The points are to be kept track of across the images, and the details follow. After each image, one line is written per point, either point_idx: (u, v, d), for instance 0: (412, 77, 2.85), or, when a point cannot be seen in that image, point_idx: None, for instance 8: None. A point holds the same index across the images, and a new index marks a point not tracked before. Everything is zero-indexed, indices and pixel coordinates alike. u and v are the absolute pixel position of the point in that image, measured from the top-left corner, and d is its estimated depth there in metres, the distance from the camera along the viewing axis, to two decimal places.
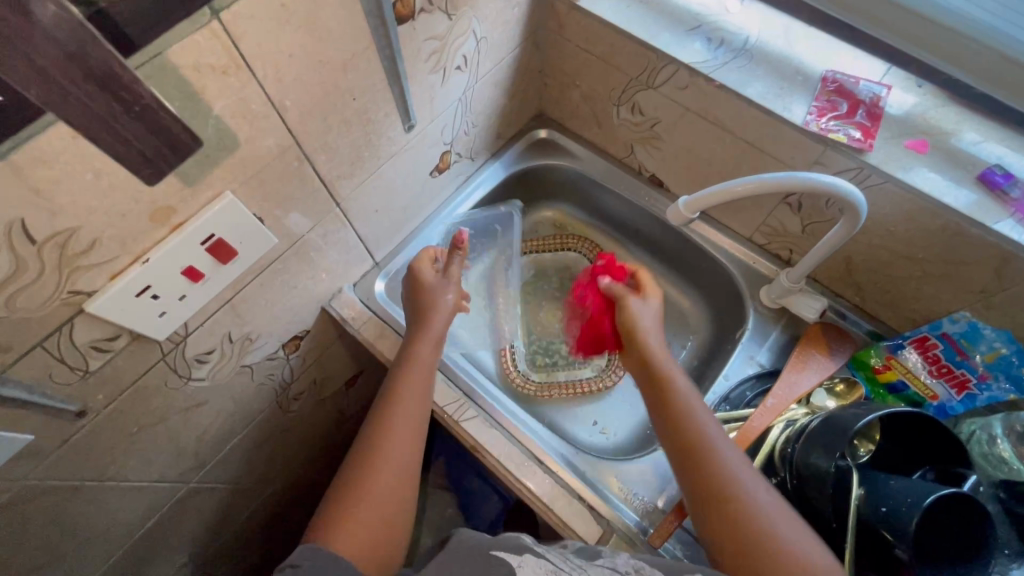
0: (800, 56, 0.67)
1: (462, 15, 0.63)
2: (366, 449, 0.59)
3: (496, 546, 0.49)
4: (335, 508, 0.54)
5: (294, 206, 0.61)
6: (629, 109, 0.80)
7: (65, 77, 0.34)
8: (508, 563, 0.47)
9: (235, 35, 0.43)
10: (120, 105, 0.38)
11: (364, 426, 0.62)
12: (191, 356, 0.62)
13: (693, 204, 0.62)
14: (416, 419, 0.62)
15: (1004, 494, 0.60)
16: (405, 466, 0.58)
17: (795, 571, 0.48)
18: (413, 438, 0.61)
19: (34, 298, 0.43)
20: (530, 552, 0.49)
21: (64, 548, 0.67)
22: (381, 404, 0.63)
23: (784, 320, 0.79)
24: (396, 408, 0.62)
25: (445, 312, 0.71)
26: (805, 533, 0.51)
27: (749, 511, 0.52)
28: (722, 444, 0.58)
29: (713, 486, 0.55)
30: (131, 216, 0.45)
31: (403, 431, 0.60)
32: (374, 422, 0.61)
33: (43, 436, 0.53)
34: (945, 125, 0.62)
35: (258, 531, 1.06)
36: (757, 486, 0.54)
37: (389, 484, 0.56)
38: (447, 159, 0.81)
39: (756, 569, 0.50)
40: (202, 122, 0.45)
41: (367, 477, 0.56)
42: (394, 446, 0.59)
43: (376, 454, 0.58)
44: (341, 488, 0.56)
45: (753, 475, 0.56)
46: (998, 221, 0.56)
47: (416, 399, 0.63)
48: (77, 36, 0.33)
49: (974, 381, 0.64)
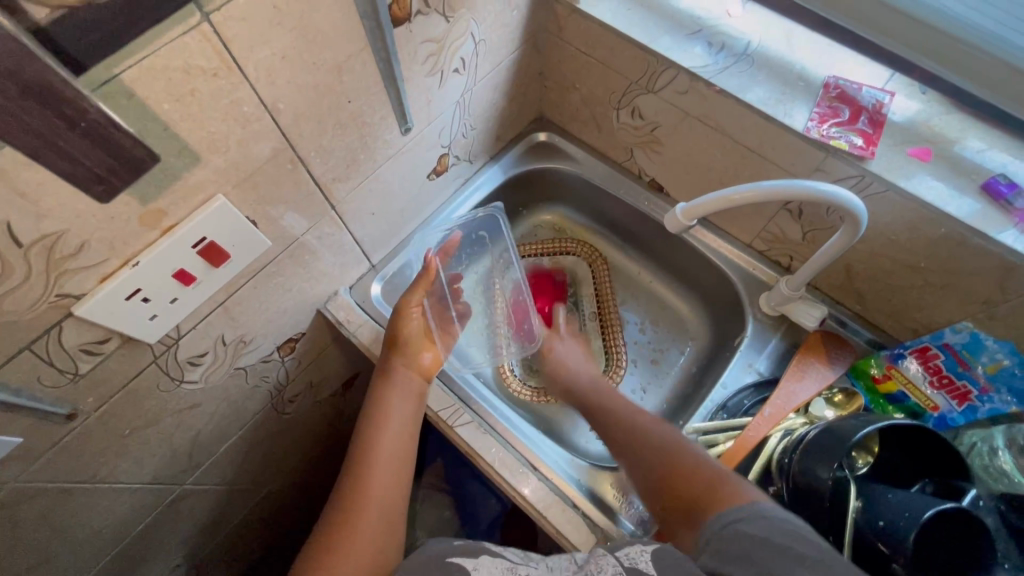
0: (801, 62, 0.66)
1: (460, 17, 0.63)
2: (346, 497, 0.58)
3: (451, 552, 0.47)
4: (318, 556, 0.53)
5: (288, 209, 0.60)
6: (629, 113, 0.79)
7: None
8: (464, 568, 0.46)
9: (225, 38, 0.42)
10: (65, 121, 0.36)
11: (343, 475, 0.62)
12: (184, 359, 0.62)
13: (691, 211, 0.61)
14: (393, 461, 0.62)
15: (1004, 506, 0.60)
16: (385, 494, 0.59)
17: (691, 470, 0.56)
18: (394, 482, 0.61)
19: (22, 301, 0.42)
20: (484, 553, 0.48)
21: (55, 549, 0.67)
22: (358, 452, 0.63)
23: (784, 327, 0.78)
24: (373, 443, 0.63)
25: (412, 337, 0.72)
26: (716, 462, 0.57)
27: (663, 455, 0.60)
28: (639, 418, 0.68)
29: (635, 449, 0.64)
30: (120, 219, 0.45)
31: (381, 475, 0.60)
32: (352, 470, 0.61)
33: (32, 438, 0.53)
34: (948, 133, 0.61)
35: (254, 532, 1.05)
36: (671, 437, 0.63)
37: (372, 528, 0.56)
38: (445, 161, 0.80)
39: (666, 478, 0.58)
40: (191, 123, 0.44)
41: (349, 522, 0.56)
42: (373, 491, 0.59)
43: (357, 502, 0.58)
44: (323, 538, 0.56)
45: (666, 430, 0.65)
46: (1001, 232, 0.55)
47: (390, 442, 0.64)
48: (10, 52, 0.31)
49: (976, 393, 0.63)
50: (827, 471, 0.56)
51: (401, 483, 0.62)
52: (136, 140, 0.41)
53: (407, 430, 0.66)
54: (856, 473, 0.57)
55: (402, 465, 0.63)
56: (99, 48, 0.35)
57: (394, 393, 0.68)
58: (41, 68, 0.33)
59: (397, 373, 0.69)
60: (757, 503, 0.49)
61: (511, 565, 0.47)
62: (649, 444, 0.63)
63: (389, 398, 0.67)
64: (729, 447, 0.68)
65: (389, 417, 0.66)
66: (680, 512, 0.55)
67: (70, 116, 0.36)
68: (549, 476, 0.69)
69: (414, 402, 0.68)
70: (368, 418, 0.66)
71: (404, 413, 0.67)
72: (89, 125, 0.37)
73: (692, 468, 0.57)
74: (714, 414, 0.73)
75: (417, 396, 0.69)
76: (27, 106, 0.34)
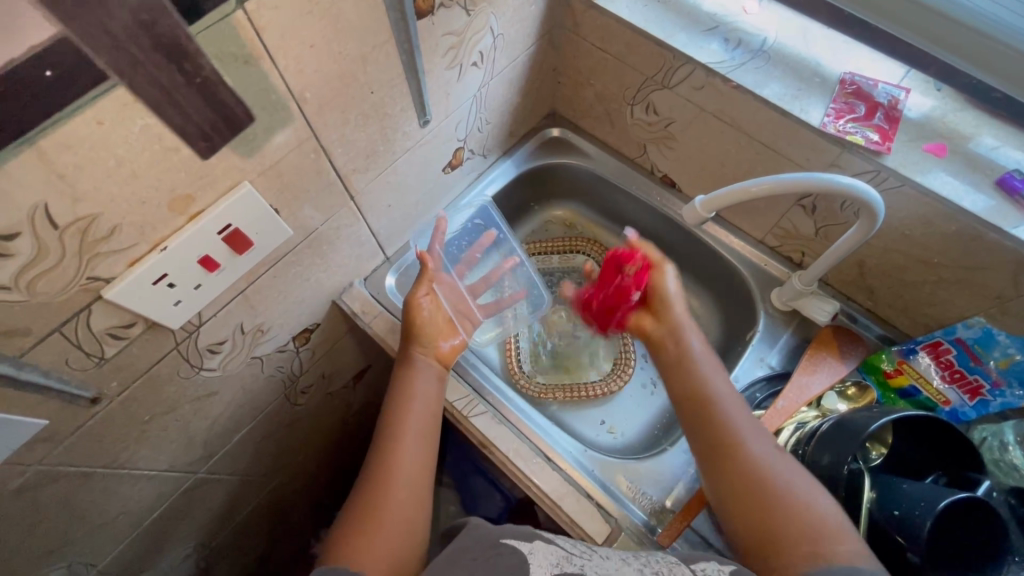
0: (817, 58, 0.67)
1: (481, 11, 0.64)
2: (371, 478, 0.60)
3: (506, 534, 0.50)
4: (348, 538, 0.55)
5: (309, 199, 0.61)
6: (643, 108, 0.80)
7: (136, 45, 0.36)
8: (519, 550, 0.48)
9: (259, 26, 0.43)
10: (183, 77, 0.40)
11: (370, 455, 0.63)
12: (204, 346, 0.62)
13: (709, 203, 0.62)
14: (418, 438, 0.63)
15: (1014, 500, 0.61)
16: (412, 476, 0.60)
17: (787, 505, 0.52)
18: (418, 463, 0.62)
19: (55, 283, 0.43)
20: (538, 539, 0.51)
21: (73, 534, 0.67)
22: (383, 431, 0.64)
23: (795, 322, 0.79)
24: (401, 420, 0.64)
25: (427, 323, 0.71)
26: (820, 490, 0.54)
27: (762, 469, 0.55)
28: (735, 407, 0.61)
29: (725, 447, 0.58)
30: (151, 203, 0.45)
31: (406, 455, 0.61)
32: (377, 450, 0.63)
33: (57, 422, 0.54)
34: (963, 129, 0.62)
35: (263, 524, 1.06)
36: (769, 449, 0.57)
37: (400, 508, 0.57)
38: (460, 155, 0.81)
39: (758, 503, 0.54)
40: (227, 113, 0.45)
41: (377, 504, 0.57)
42: (398, 473, 0.60)
43: (383, 480, 0.59)
44: (352, 518, 0.57)
45: (765, 437, 0.58)
46: (1017, 227, 0.56)
47: (414, 421, 0.64)
48: (151, 8, 0.35)
49: (988, 387, 0.64)
50: (840, 463, 0.57)
51: (426, 463, 0.62)
52: (172, 126, 0.42)
53: (430, 412, 0.66)
54: (869, 464, 0.58)
55: (428, 441, 0.64)
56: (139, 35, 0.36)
57: (415, 376, 0.68)
58: (171, 24, 0.37)
59: (415, 356, 0.70)
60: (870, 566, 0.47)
61: (567, 554, 0.49)
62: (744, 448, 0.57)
63: (411, 378, 0.68)
64: None
65: (411, 397, 0.66)
66: (773, 539, 0.52)
67: (189, 72, 0.40)
68: (563, 466, 0.70)
69: (436, 383, 0.69)
70: (393, 397, 0.67)
71: (427, 392, 0.67)
72: (202, 82, 0.41)
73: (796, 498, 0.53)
74: None
75: (438, 374, 0.70)
76: (153, 58, 0.37)
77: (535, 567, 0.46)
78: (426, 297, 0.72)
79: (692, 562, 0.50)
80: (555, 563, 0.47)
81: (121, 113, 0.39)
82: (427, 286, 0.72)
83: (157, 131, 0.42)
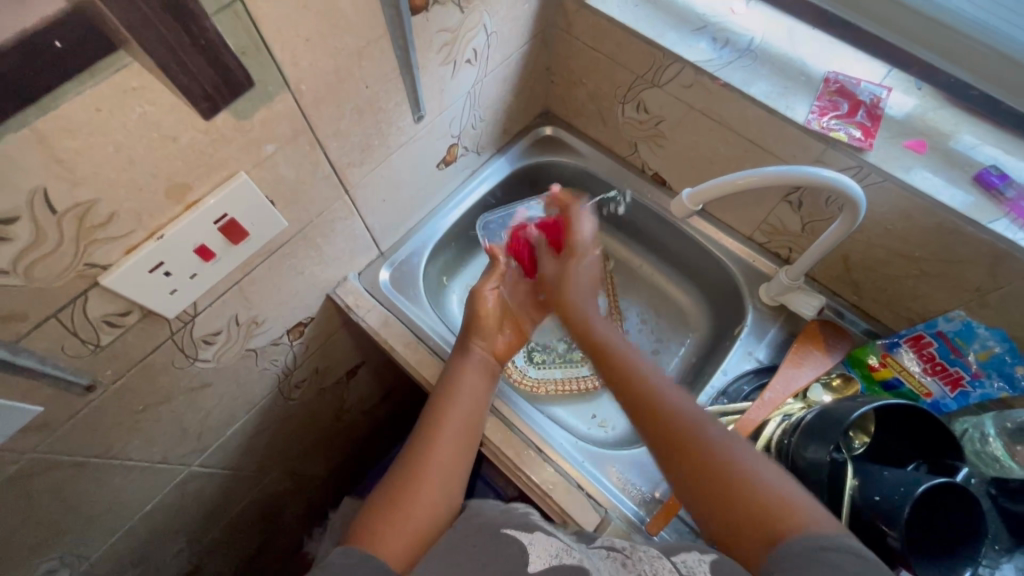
0: (803, 58, 0.68)
1: (474, 8, 0.65)
2: (408, 464, 0.60)
3: (507, 525, 0.52)
4: (375, 518, 0.55)
5: (304, 192, 0.62)
6: (634, 107, 0.81)
7: (146, 4, 0.37)
8: (520, 541, 0.49)
9: (256, 17, 0.44)
10: (189, 38, 0.40)
11: (408, 443, 0.64)
12: (199, 337, 0.63)
13: (696, 196, 0.63)
14: (462, 432, 0.64)
15: (995, 490, 0.63)
16: (451, 469, 0.61)
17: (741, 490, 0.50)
18: (453, 454, 0.62)
19: (52, 268, 0.44)
20: (540, 530, 0.52)
21: (65, 525, 0.67)
22: (425, 421, 0.65)
23: (782, 317, 0.80)
24: (446, 411, 0.65)
25: (490, 315, 0.75)
26: (766, 465, 0.52)
27: (715, 451, 0.53)
28: (677, 394, 0.59)
29: (676, 434, 0.55)
30: (149, 190, 0.46)
31: (443, 446, 0.62)
32: (415, 439, 0.64)
33: (52, 408, 0.54)
34: (943, 127, 0.64)
35: (255, 520, 1.06)
36: (717, 430, 0.55)
37: (432, 494, 0.58)
38: (454, 151, 0.82)
39: (712, 493, 0.51)
40: (222, 97, 0.46)
41: (410, 488, 0.58)
42: (434, 461, 0.61)
43: (418, 467, 0.60)
44: (381, 499, 0.58)
45: (716, 422, 0.57)
46: (993, 221, 0.58)
47: (459, 416, 0.65)
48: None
49: (967, 379, 0.66)
50: (823, 451, 0.58)
51: (461, 455, 0.63)
52: (168, 112, 0.43)
53: (477, 406, 0.67)
54: (852, 453, 0.59)
55: (470, 437, 0.65)
56: (139, 23, 0.37)
57: (465, 368, 0.70)
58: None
59: (472, 348, 0.72)
60: (840, 534, 0.44)
61: (566, 546, 0.49)
62: (694, 433, 0.55)
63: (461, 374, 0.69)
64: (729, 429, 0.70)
65: (457, 391, 0.67)
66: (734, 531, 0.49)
67: (194, 34, 0.40)
68: (555, 457, 0.71)
69: (484, 382, 0.70)
70: (439, 392, 0.68)
71: (473, 392, 0.68)
72: (207, 44, 0.42)
73: (748, 475, 0.51)
74: (714, 399, 0.76)
75: (485, 369, 0.71)
76: (162, 19, 0.38)
77: (534, 556, 0.47)
78: (490, 291, 0.76)
79: (673, 555, 0.49)
80: (554, 554, 0.48)
81: (120, 99, 0.40)
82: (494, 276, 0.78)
83: (154, 118, 0.43)
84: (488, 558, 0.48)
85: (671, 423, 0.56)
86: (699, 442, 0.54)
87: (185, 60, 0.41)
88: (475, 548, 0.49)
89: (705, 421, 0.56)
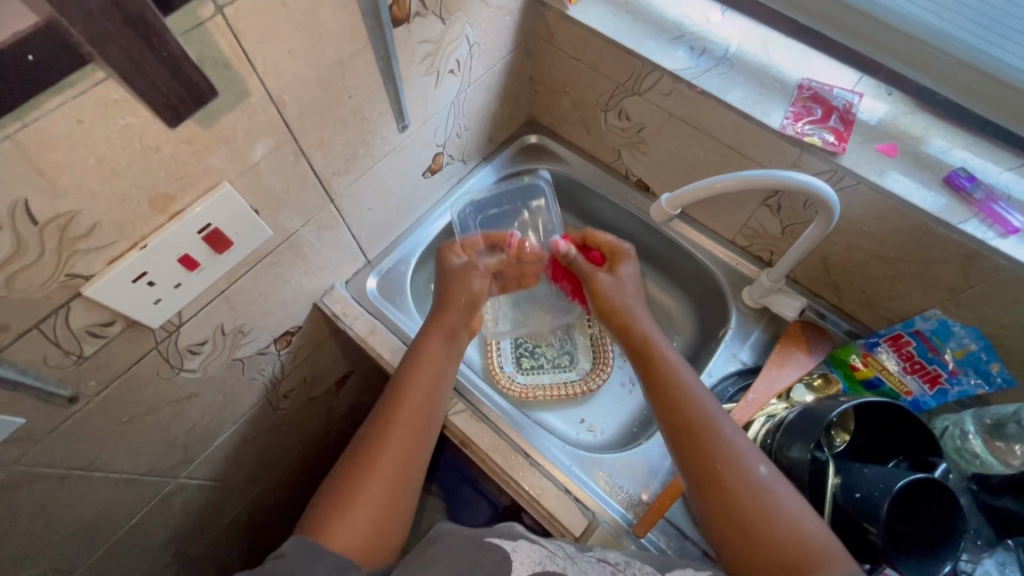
0: (777, 66, 0.70)
1: (456, 20, 0.66)
2: (365, 448, 0.60)
3: (490, 533, 0.52)
4: (333, 504, 0.56)
5: (288, 202, 0.62)
6: (616, 115, 0.83)
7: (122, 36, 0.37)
8: (502, 549, 0.50)
9: (237, 30, 0.45)
10: (150, 50, 0.39)
11: (371, 419, 0.63)
12: (184, 347, 0.63)
13: (676, 201, 0.64)
14: (417, 420, 0.62)
15: (977, 486, 0.65)
16: (406, 462, 0.60)
17: (752, 496, 0.54)
18: (411, 444, 0.61)
19: (34, 279, 0.44)
20: (523, 538, 0.53)
21: (47, 540, 0.66)
22: (388, 399, 0.64)
23: (766, 319, 0.81)
24: (405, 396, 0.63)
25: (469, 298, 0.72)
26: (792, 492, 0.54)
27: (735, 459, 0.57)
28: (704, 398, 0.62)
29: (714, 471, 0.56)
30: (131, 201, 0.47)
31: (400, 434, 0.61)
32: (376, 420, 0.62)
33: (35, 420, 0.54)
34: (914, 131, 0.66)
35: (243, 533, 1.05)
36: (730, 429, 0.59)
37: (389, 474, 0.58)
38: (440, 160, 0.83)
39: (728, 495, 0.55)
40: (188, 105, 0.44)
41: (367, 479, 0.57)
42: (391, 448, 0.59)
43: (374, 450, 0.59)
44: (337, 485, 0.58)
45: (755, 451, 0.58)
46: (964, 222, 0.59)
47: (417, 404, 0.63)
48: None
49: (946, 376, 0.67)
50: (805, 449, 0.59)
51: (420, 443, 0.62)
52: (148, 122, 0.43)
53: (434, 393, 0.65)
54: (834, 451, 0.60)
55: (425, 426, 0.63)
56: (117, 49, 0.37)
57: (425, 346, 0.68)
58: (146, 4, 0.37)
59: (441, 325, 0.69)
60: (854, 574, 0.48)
61: (550, 553, 0.51)
62: (722, 446, 0.58)
63: (427, 354, 0.67)
64: None
65: (417, 375, 0.65)
66: (742, 531, 0.53)
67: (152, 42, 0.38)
68: (543, 463, 0.71)
69: (447, 366, 0.68)
70: (401, 372, 0.66)
71: (437, 372, 0.66)
72: (167, 55, 0.40)
73: (752, 482, 0.55)
74: None
75: (450, 338, 0.69)
76: (139, 48, 0.38)
77: (517, 564, 0.48)
78: (480, 281, 0.73)
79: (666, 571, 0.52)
80: (537, 561, 0.49)
81: (101, 112, 0.40)
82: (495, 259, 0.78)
83: (137, 130, 0.43)
84: (472, 562, 0.48)
85: (710, 457, 0.57)
86: (720, 443, 0.58)
87: (147, 71, 0.40)
88: (456, 550, 0.49)
89: (728, 426, 0.59)
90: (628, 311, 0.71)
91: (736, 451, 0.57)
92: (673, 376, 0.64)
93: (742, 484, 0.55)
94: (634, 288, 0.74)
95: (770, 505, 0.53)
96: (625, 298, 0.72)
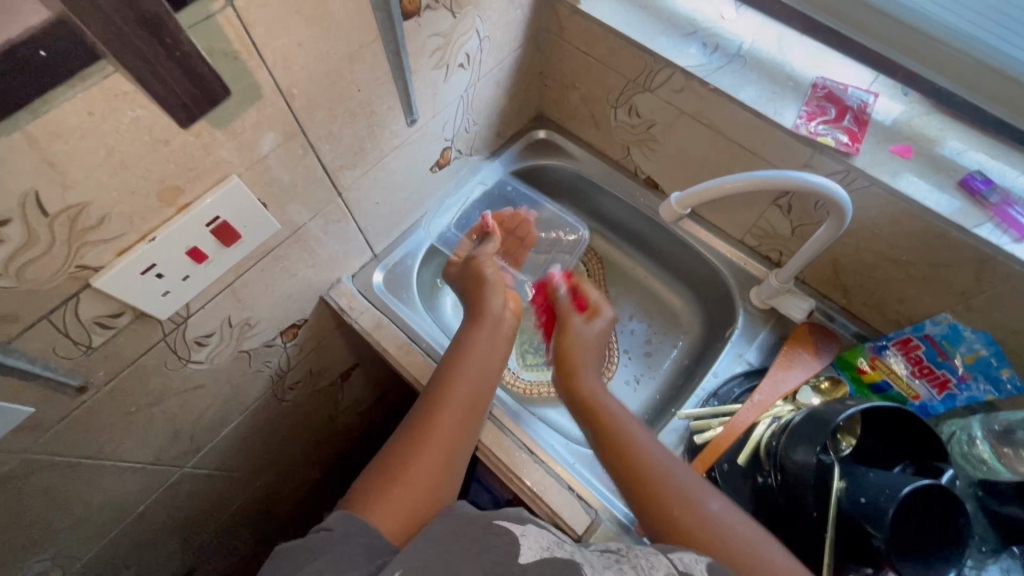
0: (791, 64, 0.69)
1: (467, 13, 0.66)
2: (411, 431, 0.61)
3: (499, 516, 0.51)
4: (376, 483, 0.56)
5: (296, 197, 0.62)
6: (626, 111, 0.82)
7: (131, 28, 0.37)
8: (512, 532, 0.50)
9: (247, 22, 0.44)
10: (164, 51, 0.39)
11: (416, 409, 0.64)
12: (191, 338, 0.63)
13: (685, 200, 0.63)
14: (463, 404, 0.63)
15: (982, 492, 0.64)
16: (451, 445, 0.60)
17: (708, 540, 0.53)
18: (456, 427, 0.62)
19: (44, 270, 0.44)
20: (531, 524, 0.52)
21: (56, 526, 0.67)
22: (434, 386, 0.65)
23: (773, 320, 0.81)
24: (455, 378, 0.65)
25: (488, 283, 0.73)
26: (739, 518, 0.56)
27: (684, 502, 0.56)
28: (650, 444, 0.62)
29: (670, 520, 0.55)
30: (141, 193, 0.47)
31: (449, 414, 0.62)
32: (424, 404, 0.63)
33: (43, 409, 0.54)
34: (929, 132, 0.65)
35: (248, 522, 1.06)
36: (676, 470, 0.59)
37: (432, 463, 0.58)
38: (447, 155, 0.83)
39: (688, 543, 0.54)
40: (200, 107, 0.45)
41: (410, 458, 0.57)
42: (439, 431, 0.60)
43: (422, 433, 0.60)
44: (382, 465, 0.58)
45: (702, 486, 0.58)
46: (979, 226, 0.58)
47: (465, 389, 0.64)
48: None
49: (954, 381, 0.66)
50: (811, 453, 0.58)
51: (467, 425, 0.63)
52: (156, 115, 0.43)
53: (481, 378, 0.66)
54: (840, 455, 0.60)
55: (471, 413, 0.64)
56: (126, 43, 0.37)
57: (477, 331, 0.70)
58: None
59: (488, 314, 0.71)
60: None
61: (558, 540, 0.50)
62: (669, 489, 0.57)
63: (477, 341, 0.69)
64: (717, 433, 0.71)
65: (466, 360, 0.66)
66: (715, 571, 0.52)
67: (168, 46, 0.40)
68: (546, 460, 0.71)
69: (495, 353, 0.69)
70: (446, 361, 0.68)
71: (483, 363, 0.67)
72: (181, 55, 0.41)
73: (708, 521, 0.55)
74: (705, 401, 0.76)
75: (496, 322, 0.71)
76: (148, 40, 0.38)
77: (524, 548, 0.48)
78: (491, 267, 0.75)
79: (669, 552, 0.50)
80: (545, 547, 0.49)
81: (111, 103, 0.40)
82: (494, 240, 0.80)
83: (146, 123, 0.43)
84: (479, 547, 0.47)
85: (665, 505, 0.56)
86: (669, 488, 0.57)
87: (161, 72, 0.41)
88: (463, 534, 0.49)
89: (672, 468, 0.59)
90: (574, 368, 0.70)
91: (687, 492, 0.57)
92: (615, 425, 0.64)
93: (700, 529, 0.54)
94: (590, 343, 0.73)
95: (728, 546, 0.53)
96: (581, 359, 0.71)
